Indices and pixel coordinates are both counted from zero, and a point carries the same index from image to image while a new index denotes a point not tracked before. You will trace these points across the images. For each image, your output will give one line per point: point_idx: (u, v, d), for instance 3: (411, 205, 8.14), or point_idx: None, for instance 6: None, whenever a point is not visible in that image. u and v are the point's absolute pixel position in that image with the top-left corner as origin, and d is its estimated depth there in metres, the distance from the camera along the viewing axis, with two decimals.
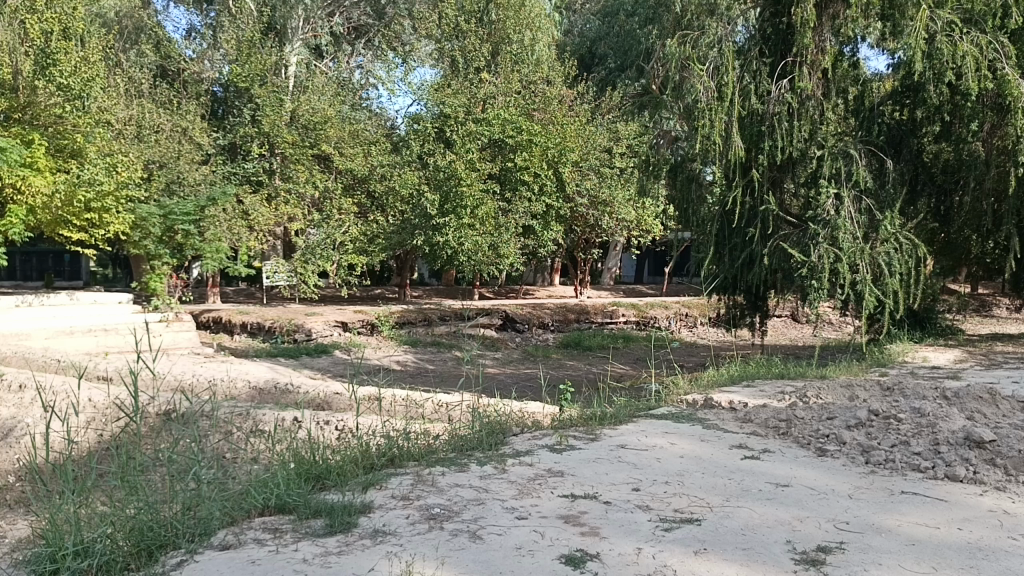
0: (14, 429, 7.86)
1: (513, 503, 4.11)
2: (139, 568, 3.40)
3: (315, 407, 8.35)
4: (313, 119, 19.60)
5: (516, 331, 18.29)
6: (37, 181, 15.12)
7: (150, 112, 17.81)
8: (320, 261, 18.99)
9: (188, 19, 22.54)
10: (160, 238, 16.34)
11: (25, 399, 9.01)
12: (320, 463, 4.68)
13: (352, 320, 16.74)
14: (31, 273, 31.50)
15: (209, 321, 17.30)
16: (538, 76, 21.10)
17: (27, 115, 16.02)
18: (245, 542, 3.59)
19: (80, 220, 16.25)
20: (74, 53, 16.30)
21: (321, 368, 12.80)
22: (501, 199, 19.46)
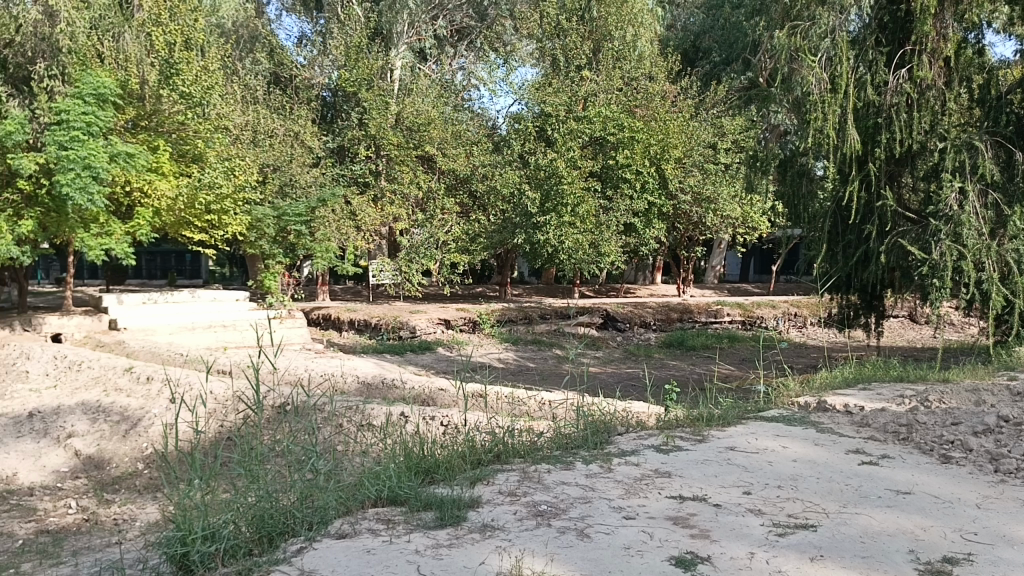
0: (142, 420, 8.38)
1: (620, 503, 4.09)
2: (262, 553, 3.58)
3: (421, 403, 8.53)
4: (417, 121, 19.99)
5: (617, 329, 18.16)
6: (162, 185, 15.21)
7: (265, 118, 19.07)
8: (424, 261, 19.53)
9: (298, 27, 23.31)
10: (274, 238, 17.94)
11: (153, 390, 9.59)
12: (429, 457, 4.78)
13: (455, 318, 17.02)
14: (155, 272, 33.57)
15: (319, 318, 17.93)
16: (640, 72, 20.90)
17: (153, 122, 16.16)
18: (360, 531, 3.71)
19: (201, 222, 16.55)
20: (194, 63, 17.18)
21: (426, 365, 13.06)
22: (602, 197, 19.42)
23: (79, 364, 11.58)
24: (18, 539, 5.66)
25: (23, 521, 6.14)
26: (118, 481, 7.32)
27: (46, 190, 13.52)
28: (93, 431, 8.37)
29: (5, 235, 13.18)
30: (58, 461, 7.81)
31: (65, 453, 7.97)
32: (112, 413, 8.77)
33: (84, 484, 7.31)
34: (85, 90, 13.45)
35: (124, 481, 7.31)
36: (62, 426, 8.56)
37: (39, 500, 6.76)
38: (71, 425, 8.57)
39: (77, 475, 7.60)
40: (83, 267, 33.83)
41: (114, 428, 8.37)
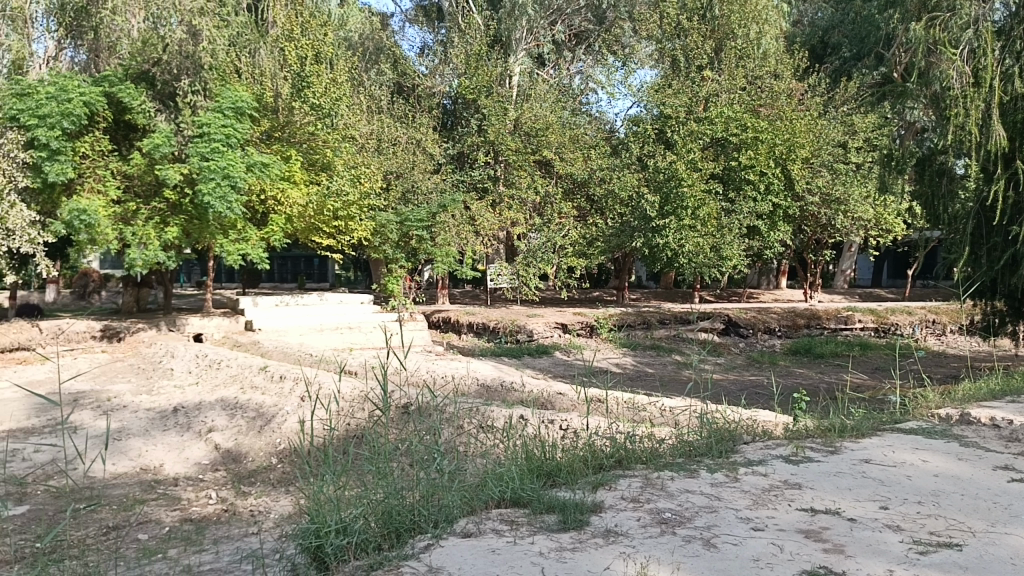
0: (276, 417, 8.82)
1: (747, 514, 3.99)
2: (391, 548, 3.71)
3: (540, 406, 8.55)
4: (535, 126, 20.23)
5: (740, 336, 17.68)
6: (294, 193, 15.92)
7: (389, 127, 19.78)
8: (541, 264, 19.75)
9: (420, 37, 23.87)
10: (397, 243, 18.27)
11: (285, 388, 10.07)
12: (551, 460, 4.81)
13: (572, 322, 17.03)
14: (286, 276, 35.31)
15: (439, 321, 18.33)
16: (764, 70, 20.43)
17: (286, 133, 16.94)
18: (484, 531, 3.78)
19: (330, 228, 17.30)
20: (324, 75, 17.97)
21: (544, 368, 13.13)
22: (724, 200, 19.02)
23: (218, 363, 12.28)
24: (165, 526, 6.05)
25: (170, 509, 6.55)
26: (254, 474, 7.70)
27: (189, 199, 14.40)
28: (231, 426, 8.86)
29: (153, 242, 14.25)
30: (199, 454, 8.31)
31: (205, 447, 8.48)
32: (248, 409, 9.27)
33: (223, 476, 7.72)
34: (225, 104, 14.25)
35: (258, 475, 7.67)
36: (203, 421, 9.12)
37: (183, 489, 7.22)
38: (212, 420, 9.11)
39: (217, 467, 8.05)
40: (221, 271, 35.86)
41: (250, 424, 8.84)
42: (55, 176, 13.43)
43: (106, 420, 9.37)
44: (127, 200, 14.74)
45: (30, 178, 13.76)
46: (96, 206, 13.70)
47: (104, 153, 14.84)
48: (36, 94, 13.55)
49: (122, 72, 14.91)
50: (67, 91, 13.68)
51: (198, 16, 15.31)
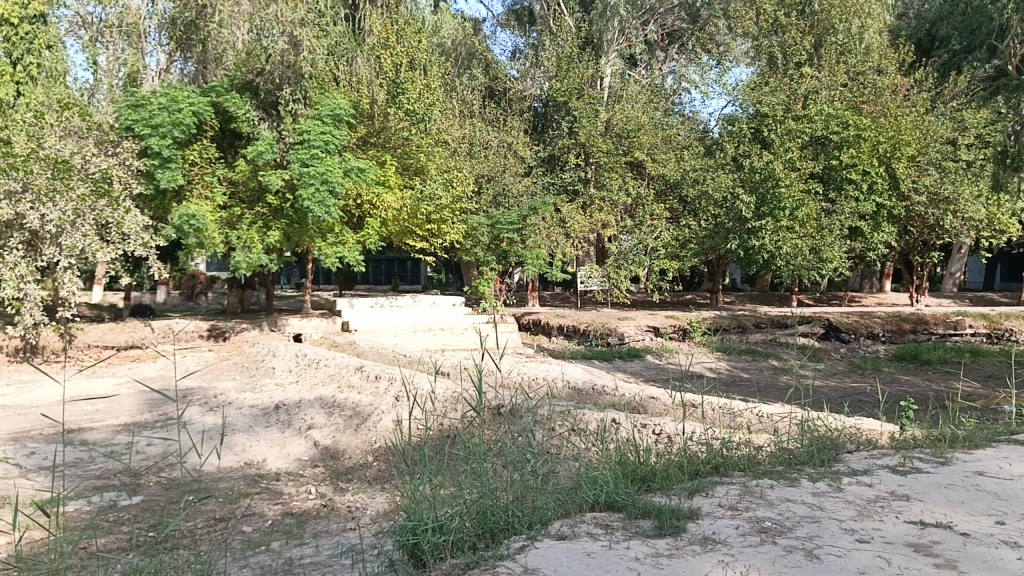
0: (372, 415, 9.04)
1: (851, 525, 3.85)
2: (486, 548, 3.75)
3: (632, 410, 8.48)
4: (627, 128, 20.13)
5: (841, 340, 17.08)
6: (388, 198, 16.31)
7: (481, 131, 20.01)
8: (633, 267, 19.50)
9: (512, 41, 24.06)
10: (488, 246, 18.79)
11: (381, 388, 10.31)
12: (645, 465, 4.77)
13: (664, 325, 16.84)
14: (381, 278, 36.23)
15: (530, 323, 18.40)
16: (867, 65, 19.80)
17: (381, 138, 17.30)
18: (580, 534, 3.77)
19: (422, 231, 17.57)
20: (417, 81, 17.65)
21: (636, 372, 13.01)
22: (824, 200, 18.46)
23: (317, 362, 12.69)
24: (268, 519, 6.27)
25: (272, 503, 6.79)
26: (351, 471, 7.90)
27: (290, 203, 14.92)
28: (329, 424, 9.12)
29: (256, 245, 14.81)
30: (299, 450, 8.58)
31: (305, 443, 8.75)
32: (345, 408, 9.55)
33: (322, 473, 7.95)
34: (324, 111, 14.68)
35: (355, 472, 7.86)
36: (303, 418, 9.43)
37: (284, 484, 7.46)
38: (311, 418, 9.40)
39: (316, 463, 8.29)
40: (319, 273, 37.03)
41: (347, 422, 9.08)
42: (166, 182, 14.17)
43: (212, 416, 9.80)
44: (233, 205, 15.37)
45: (143, 185, 14.49)
46: (204, 211, 14.31)
47: (211, 160, 15.54)
48: (149, 105, 14.27)
49: (227, 82, 15.51)
50: (177, 101, 14.35)
51: (298, 27, 15.83)
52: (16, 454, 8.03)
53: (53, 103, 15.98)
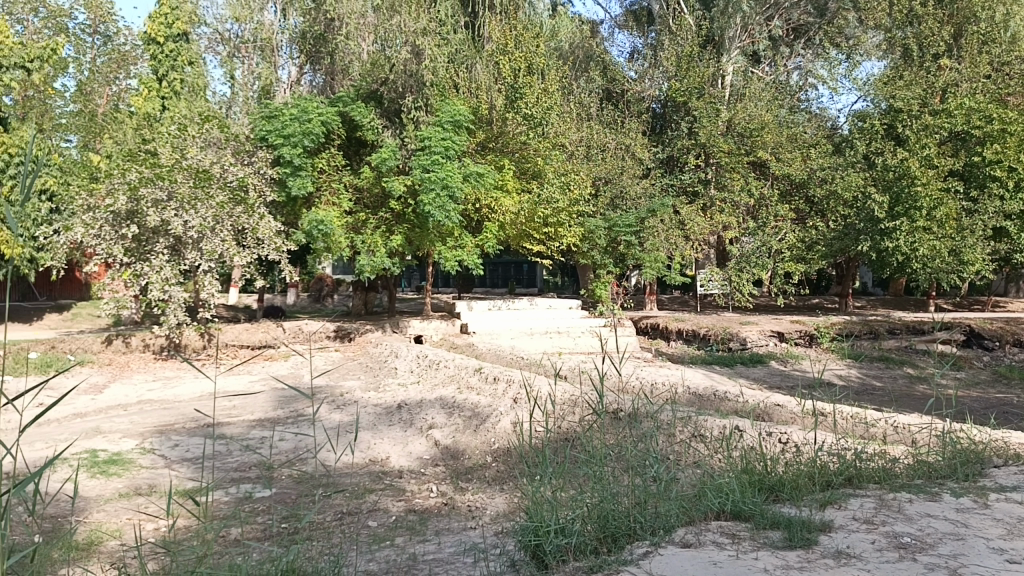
0: (491, 416, 9.19)
1: (1000, 544, 3.61)
2: (608, 552, 3.73)
3: (756, 417, 8.24)
4: (750, 127, 19.57)
5: (983, 348, 16.13)
6: (507, 202, 16.47)
7: (598, 133, 19.92)
8: (755, 270, 18.94)
9: (630, 42, 23.82)
10: (605, 249, 18.81)
11: (499, 390, 10.45)
12: (773, 475, 4.63)
13: (789, 330, 16.31)
14: (498, 281, 36.69)
15: (648, 327, 18.19)
16: (1014, 55, 18.43)
17: (500, 143, 17.53)
18: (705, 542, 3.70)
19: (540, 234, 17.76)
20: (536, 85, 17.55)
21: (759, 378, 12.63)
22: (965, 199, 17.41)
23: (437, 363, 12.98)
24: (392, 515, 6.45)
25: (396, 499, 6.99)
26: (471, 471, 8.02)
27: (412, 208, 15.33)
28: (449, 424, 9.30)
29: (380, 249, 15.30)
30: (421, 449, 8.78)
31: (426, 442, 8.96)
32: (464, 409, 9.74)
33: (443, 471, 8.10)
34: (444, 118, 14.97)
35: (475, 472, 7.97)
36: (424, 418, 9.65)
37: (407, 482, 7.66)
38: (431, 417, 9.62)
39: (437, 462, 8.46)
40: (438, 276, 37.88)
41: (467, 422, 9.25)
42: (297, 189, 14.81)
43: (339, 413, 10.18)
44: (358, 211, 15.95)
45: (276, 192, 15.22)
46: (331, 216, 14.83)
47: (338, 168, 16.16)
48: (282, 116, 14.97)
49: (354, 93, 16.11)
50: (307, 112, 14.99)
51: (420, 36, 16.12)
52: (161, 446, 8.59)
53: (195, 116, 17.02)
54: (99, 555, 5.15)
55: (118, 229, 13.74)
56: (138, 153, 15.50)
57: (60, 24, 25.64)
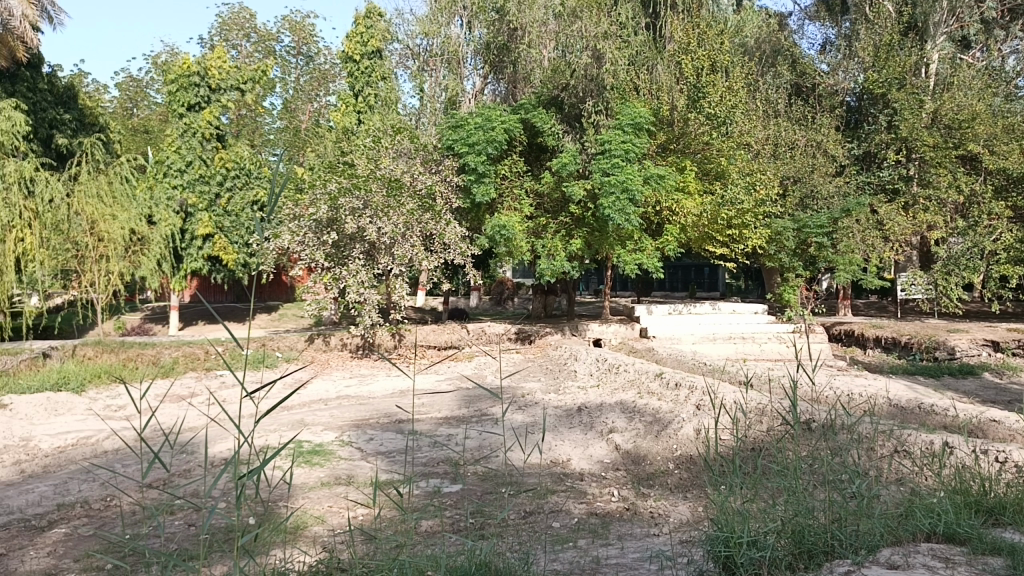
0: (673, 422, 9.05)
1: None
2: (804, 569, 3.57)
3: (969, 434, 7.59)
4: (959, 117, 18.08)
5: None
6: (689, 203, 16.14)
7: (787, 130, 19.24)
8: (965, 274, 17.17)
9: (822, 34, 22.66)
10: (794, 251, 18.31)
11: (682, 396, 10.27)
12: (992, 496, 4.25)
13: (1005, 339, 14.85)
14: (677, 284, 36.10)
15: (841, 334, 17.42)
16: None
17: (681, 144, 16.97)
18: (915, 565, 3.46)
19: (724, 236, 17.23)
20: (720, 84, 16.88)
21: (970, 391, 11.60)
22: None
23: (617, 367, 12.94)
24: (574, 517, 6.49)
25: (578, 502, 7.03)
26: (653, 477, 7.91)
27: (592, 212, 15.39)
28: (630, 429, 9.23)
29: (559, 253, 15.45)
30: (602, 453, 8.77)
31: (607, 446, 8.93)
32: (646, 414, 9.66)
33: (625, 476, 8.05)
34: (625, 121, 14.87)
35: (657, 478, 7.86)
36: (605, 422, 9.64)
37: (589, 485, 7.68)
38: (612, 421, 9.59)
39: (618, 466, 8.40)
40: (616, 279, 37.83)
41: (648, 428, 9.15)
42: (481, 196, 15.21)
43: (521, 414, 10.39)
44: (539, 215, 16.22)
45: (461, 199, 15.80)
46: (513, 221, 15.14)
47: (520, 174, 16.47)
48: (467, 125, 15.46)
49: (535, 99, 16.16)
50: (491, 120, 15.40)
51: (601, 40, 16.41)
52: (357, 439, 9.13)
53: (388, 129, 17.99)
54: (306, 539, 5.55)
55: (320, 236, 14.76)
56: (337, 164, 16.61)
57: (269, 48, 27.97)
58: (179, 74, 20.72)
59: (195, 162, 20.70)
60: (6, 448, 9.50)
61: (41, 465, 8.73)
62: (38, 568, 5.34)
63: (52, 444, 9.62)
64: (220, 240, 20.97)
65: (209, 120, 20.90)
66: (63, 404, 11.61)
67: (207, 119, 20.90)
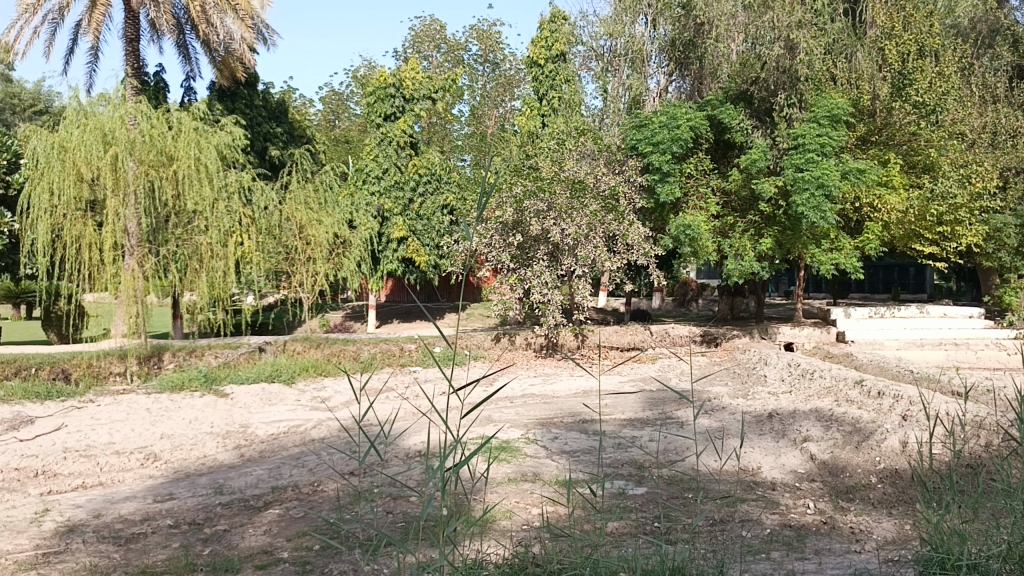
0: (876, 433, 8.46)
1: None
2: None
3: None
4: None
5: None
6: (892, 198, 15.29)
7: (1008, 115, 17.50)
8: None
9: None
10: (1016, 249, 16.60)
11: (885, 405, 9.60)
12: None
13: None
14: (878, 285, 33.87)
15: None
16: None
17: (884, 135, 15.79)
18: None
19: (933, 234, 16.13)
20: (929, 69, 15.81)
21: None
22: None
23: (812, 373, 12.31)
24: (766, 528, 6.22)
25: (770, 512, 6.73)
26: (853, 490, 7.42)
27: (783, 210, 14.76)
28: (826, 438, 8.72)
29: (748, 253, 14.87)
30: (796, 462, 8.31)
31: (801, 456, 8.45)
32: (844, 424, 9.10)
33: (821, 488, 7.58)
34: (821, 113, 14.15)
35: (857, 491, 7.38)
36: (799, 430, 9.17)
37: (782, 495, 7.33)
38: (807, 430, 9.11)
39: (813, 477, 7.92)
40: (809, 280, 36.07)
41: (846, 438, 8.62)
42: (666, 195, 14.93)
43: (708, 418, 10.10)
44: (726, 214, 15.71)
45: (645, 199, 15.63)
46: (699, 220, 14.77)
47: (706, 172, 16.05)
48: (653, 124, 15.34)
49: (722, 95, 15.78)
50: (677, 118, 15.14)
51: (795, 30, 15.45)
52: (543, 438, 9.25)
53: (572, 131, 18.18)
54: (495, 532, 5.70)
55: (506, 238, 15.09)
56: (523, 167, 16.95)
57: (458, 57, 28.96)
58: (377, 86, 22.07)
59: (392, 169, 21.84)
60: (228, 433, 10.44)
61: (258, 450, 9.54)
62: (256, 545, 5.82)
63: (267, 431, 10.48)
64: (412, 243, 21.88)
65: (403, 128, 21.98)
66: (276, 395, 12.65)
67: (402, 129, 21.99)
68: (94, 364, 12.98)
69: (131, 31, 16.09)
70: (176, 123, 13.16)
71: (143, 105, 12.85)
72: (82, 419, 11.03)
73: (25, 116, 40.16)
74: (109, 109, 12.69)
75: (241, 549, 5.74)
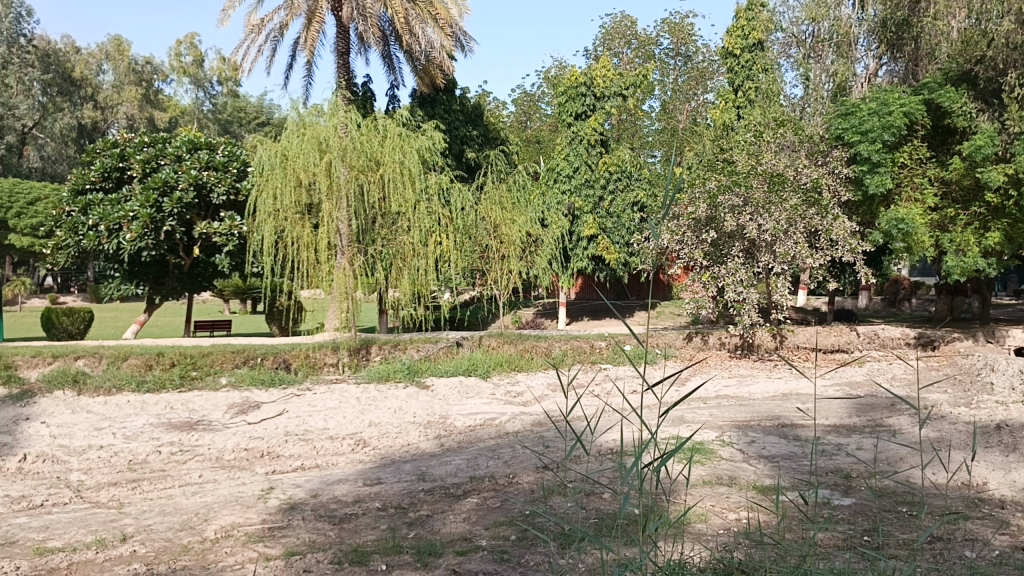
0: None
1: None
2: None
3: None
4: None
5: None
6: None
7: None
8: None
9: None
10: None
11: None
12: None
13: None
14: None
15: None
16: None
17: None
18: None
19: None
20: None
21: None
22: None
23: None
24: (994, 549, 5.67)
25: (998, 532, 6.13)
26: None
27: (1014, 200, 13.14)
28: None
29: (971, 248, 13.57)
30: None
31: None
32: None
33: None
34: None
35: None
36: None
37: (1013, 514, 6.64)
38: None
39: None
40: None
41: None
42: (874, 187, 14.04)
43: (925, 428, 9.32)
44: (945, 206, 14.40)
45: (851, 192, 14.77)
46: (914, 214, 13.76)
47: (923, 160, 14.85)
48: (860, 112, 14.56)
49: (941, 77, 14.84)
50: (888, 104, 14.20)
51: None
52: (739, 440, 8.97)
53: (769, 122, 17.42)
54: (691, 535, 5.60)
55: (698, 235, 14.83)
56: (716, 161, 16.47)
57: (648, 52, 28.56)
58: (568, 86, 22.27)
59: (582, 167, 22.14)
60: (429, 423, 10.97)
61: (456, 440, 9.95)
62: (457, 532, 6.08)
63: (465, 423, 10.90)
64: (603, 241, 21.89)
65: (594, 126, 22.10)
66: (473, 388, 13.12)
67: (592, 127, 22.12)
68: (311, 355, 14.07)
69: (342, 45, 17.26)
70: (383, 129, 13.99)
71: (353, 114, 13.75)
72: (301, 405, 12.00)
73: (250, 128, 43.91)
74: (324, 120, 13.69)
75: (444, 535, 6.02)
